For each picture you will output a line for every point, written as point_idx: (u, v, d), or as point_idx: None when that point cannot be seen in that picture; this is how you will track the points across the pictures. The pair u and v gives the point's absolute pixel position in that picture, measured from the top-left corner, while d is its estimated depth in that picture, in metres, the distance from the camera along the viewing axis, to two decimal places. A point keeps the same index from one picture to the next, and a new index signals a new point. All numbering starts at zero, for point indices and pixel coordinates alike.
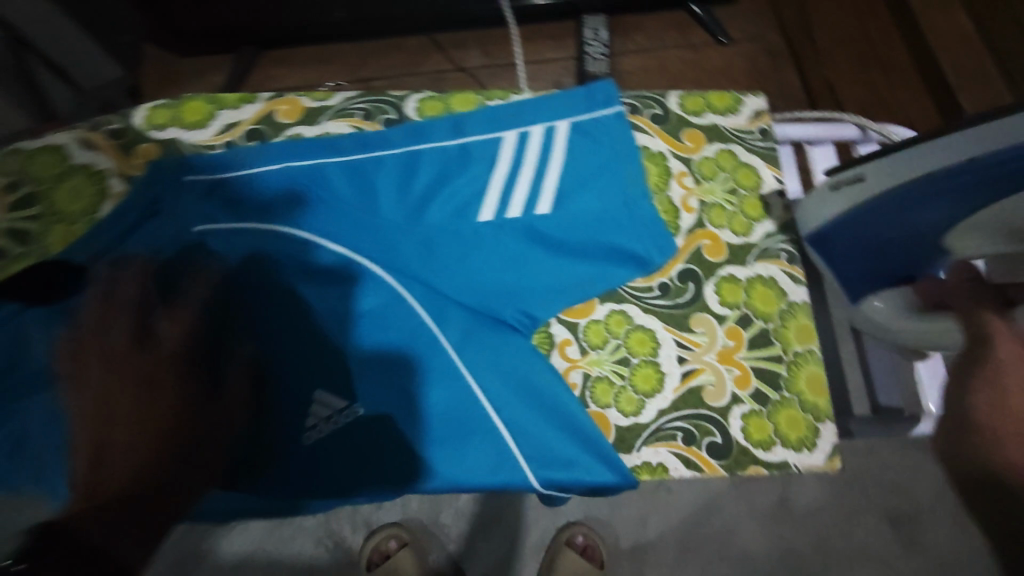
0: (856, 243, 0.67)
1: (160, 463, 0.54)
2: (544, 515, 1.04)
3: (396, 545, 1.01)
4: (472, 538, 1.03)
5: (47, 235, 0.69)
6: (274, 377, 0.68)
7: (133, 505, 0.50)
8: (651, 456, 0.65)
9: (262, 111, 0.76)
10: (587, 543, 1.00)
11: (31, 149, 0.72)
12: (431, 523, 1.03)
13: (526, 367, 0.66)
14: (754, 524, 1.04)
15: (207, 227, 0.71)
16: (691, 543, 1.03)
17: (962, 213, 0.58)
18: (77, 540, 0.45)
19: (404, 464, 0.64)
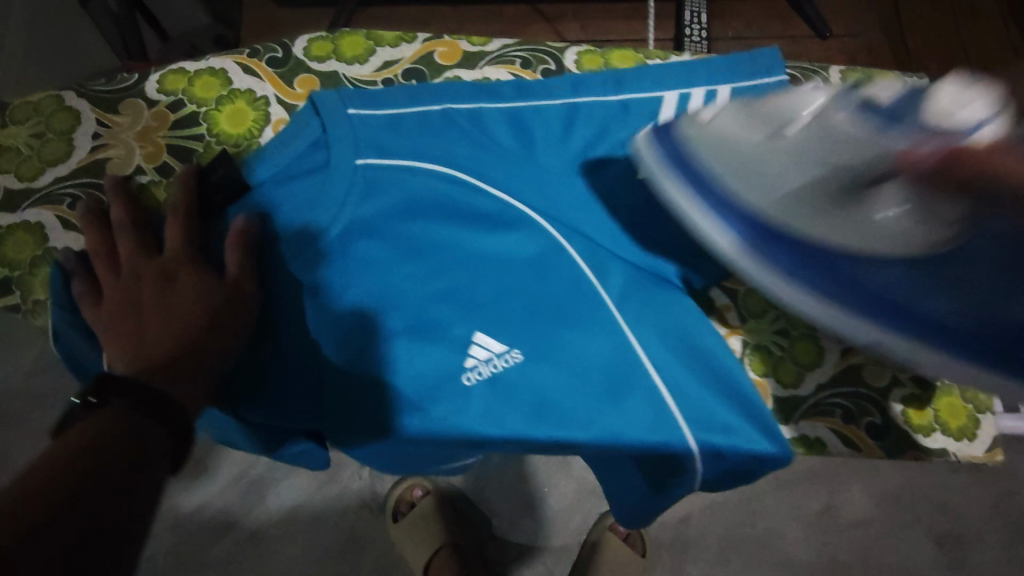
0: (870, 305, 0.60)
1: (184, 332, 0.56)
2: (587, 499, 1.07)
3: (422, 494, 1.07)
4: (517, 516, 1.06)
5: (208, 156, 0.69)
6: (402, 308, 0.65)
7: (168, 362, 0.54)
8: (810, 430, 0.66)
9: (421, 51, 0.75)
10: (631, 531, 1.03)
11: (194, 71, 0.72)
12: (477, 497, 1.07)
13: (690, 331, 0.66)
14: (796, 531, 1.06)
15: (370, 158, 0.67)
16: (734, 544, 1.05)
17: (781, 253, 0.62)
18: (131, 387, 0.50)
19: (563, 414, 0.63)
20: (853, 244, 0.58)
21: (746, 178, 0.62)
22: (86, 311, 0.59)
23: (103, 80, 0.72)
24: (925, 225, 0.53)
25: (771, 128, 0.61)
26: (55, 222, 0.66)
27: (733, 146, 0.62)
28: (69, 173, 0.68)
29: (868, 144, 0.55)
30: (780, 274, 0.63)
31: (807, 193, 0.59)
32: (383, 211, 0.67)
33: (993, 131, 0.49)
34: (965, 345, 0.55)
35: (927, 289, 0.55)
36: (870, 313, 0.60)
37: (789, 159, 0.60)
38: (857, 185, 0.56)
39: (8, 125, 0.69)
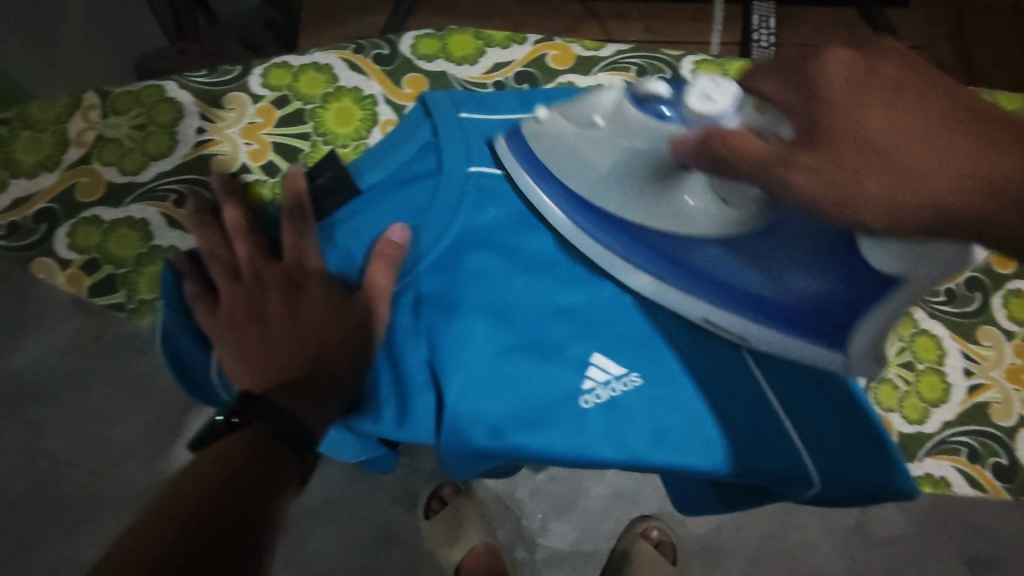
0: (700, 281, 0.59)
1: (314, 352, 0.56)
2: (619, 503, 0.93)
3: (452, 491, 0.92)
4: (548, 516, 0.91)
5: (315, 156, 0.68)
6: (517, 324, 0.62)
7: (299, 381, 0.54)
8: (935, 469, 0.65)
9: (533, 53, 0.73)
10: (664, 538, 0.90)
11: (299, 65, 0.69)
12: (505, 494, 0.93)
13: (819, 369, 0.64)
14: (830, 546, 0.91)
15: (483, 166, 0.64)
16: (766, 560, 0.91)
17: (597, 228, 0.61)
18: (269, 408, 0.51)
19: (686, 441, 0.61)
20: (673, 226, 0.58)
21: (570, 167, 0.59)
22: (201, 316, 0.59)
23: (203, 70, 0.69)
24: (734, 203, 0.54)
25: (577, 119, 0.55)
26: (161, 220, 0.65)
27: (554, 142, 0.58)
28: (173, 169, 0.66)
29: (653, 135, 0.52)
30: (618, 258, 0.61)
31: (618, 174, 0.57)
32: (497, 221, 0.64)
33: (736, 123, 0.45)
34: (788, 317, 0.57)
35: (742, 264, 0.57)
36: (712, 294, 0.59)
37: (597, 148, 0.56)
38: (664, 169, 0.54)
39: (109, 115, 0.67)
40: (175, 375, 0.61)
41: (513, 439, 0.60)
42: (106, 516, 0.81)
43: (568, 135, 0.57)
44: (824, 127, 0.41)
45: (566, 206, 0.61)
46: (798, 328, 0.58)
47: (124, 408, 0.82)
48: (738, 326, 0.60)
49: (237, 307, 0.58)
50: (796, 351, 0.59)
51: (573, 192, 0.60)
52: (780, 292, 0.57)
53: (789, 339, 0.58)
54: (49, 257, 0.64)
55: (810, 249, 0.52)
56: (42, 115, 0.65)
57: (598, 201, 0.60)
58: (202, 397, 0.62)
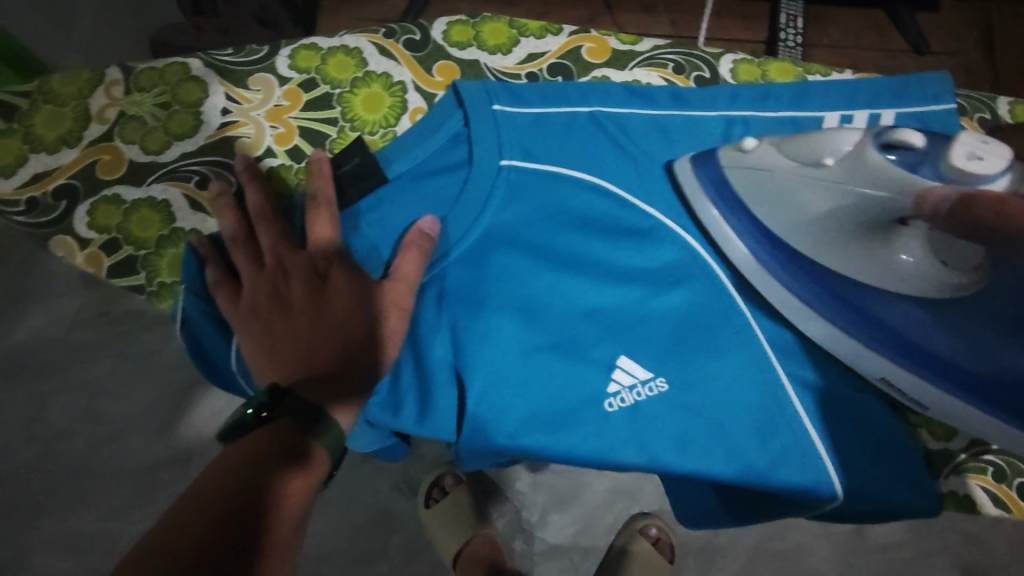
0: (911, 348, 0.59)
1: (339, 344, 0.55)
2: (619, 499, 0.92)
3: (454, 480, 0.92)
4: (548, 509, 0.91)
5: (342, 143, 0.66)
6: (542, 324, 0.60)
7: (324, 375, 0.53)
8: (960, 487, 0.63)
9: (568, 45, 0.71)
10: (661, 537, 0.89)
11: (328, 47, 0.68)
12: (507, 487, 0.92)
13: (846, 382, 0.63)
14: (828, 550, 0.90)
15: (514, 160, 0.61)
16: (763, 563, 0.90)
17: (802, 278, 0.61)
18: (299, 404, 0.49)
19: (710, 450, 0.60)
20: (875, 279, 0.59)
21: (775, 206, 0.60)
22: (222, 302, 0.58)
23: (230, 49, 0.68)
24: (947, 265, 0.55)
25: (803, 157, 0.57)
26: (183, 201, 0.63)
27: (762, 176, 0.60)
28: (197, 150, 0.64)
29: (895, 186, 0.53)
30: (801, 302, 0.62)
31: (828, 218, 0.58)
32: (529, 218, 0.62)
33: (1002, 188, 0.49)
34: (983, 391, 0.56)
35: (938, 328, 0.57)
36: (891, 350, 0.59)
37: (812, 189, 0.58)
38: (883, 222, 0.56)
39: (132, 92, 0.65)
40: (194, 360, 0.60)
41: (536, 440, 0.59)
42: (105, 491, 0.79)
43: (786, 173, 0.58)
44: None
45: (751, 245, 0.62)
46: (982, 398, 0.56)
47: (131, 383, 0.81)
48: (922, 389, 0.59)
49: (260, 294, 0.57)
50: (966, 417, 0.58)
51: (763, 230, 0.62)
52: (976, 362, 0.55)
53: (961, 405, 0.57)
54: (68, 235, 0.62)
55: (998, 325, 0.53)
56: (66, 89, 0.64)
57: (797, 244, 0.61)
58: (221, 382, 0.61)
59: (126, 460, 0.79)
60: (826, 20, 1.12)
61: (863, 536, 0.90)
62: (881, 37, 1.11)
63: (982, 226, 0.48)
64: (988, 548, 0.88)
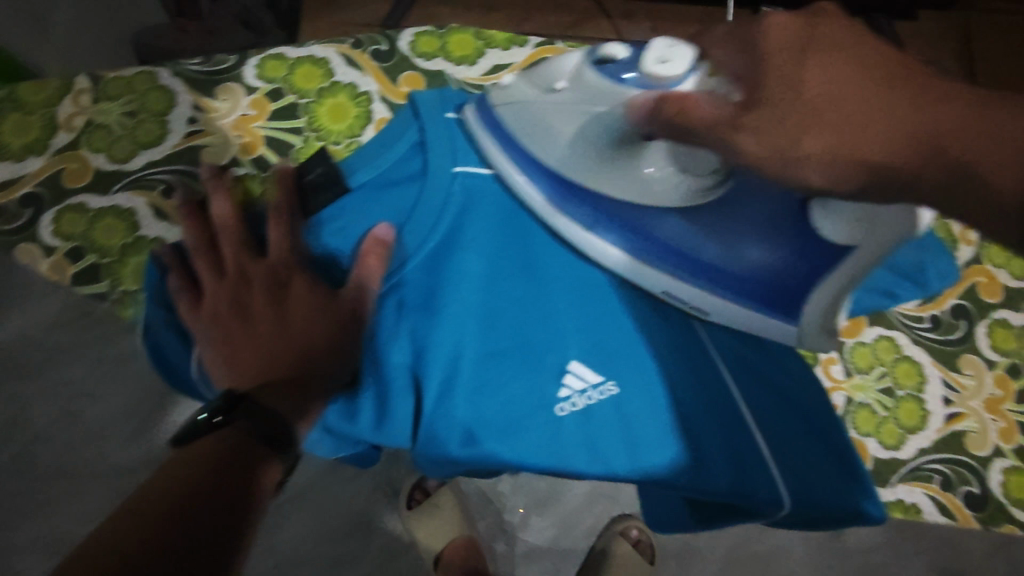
0: (674, 256, 0.62)
1: (298, 353, 0.56)
2: (601, 500, 0.93)
3: (436, 482, 0.92)
4: (528, 511, 0.92)
5: (307, 152, 0.67)
6: (486, 323, 0.62)
7: (283, 382, 0.54)
8: (907, 495, 0.65)
9: (534, 57, 0.72)
10: (643, 539, 0.91)
11: (295, 58, 0.69)
12: (488, 490, 0.94)
13: (801, 393, 0.65)
14: (803, 551, 0.91)
15: (467, 167, 0.64)
16: (739, 565, 0.91)
17: (568, 199, 0.62)
18: (256, 408, 0.51)
19: (662, 454, 0.61)
20: (636, 196, 0.60)
21: (533, 134, 0.60)
22: (183, 310, 0.58)
23: (198, 58, 0.69)
24: (692, 174, 0.58)
25: (542, 83, 0.57)
26: (148, 210, 0.64)
27: (518, 107, 0.59)
28: (163, 159, 0.65)
29: (610, 99, 0.53)
30: (582, 228, 0.63)
31: (580, 138, 0.58)
32: (484, 224, 0.64)
33: (690, 88, 0.49)
34: (742, 287, 0.61)
35: (699, 233, 0.61)
36: (659, 260, 0.62)
37: (557, 113, 0.57)
38: (623, 139, 0.56)
39: (99, 101, 0.66)
40: (156, 368, 0.60)
41: (486, 445, 0.60)
42: (84, 491, 0.80)
43: (530, 101, 0.58)
44: (764, 87, 0.45)
45: (528, 176, 0.62)
46: (752, 297, 0.62)
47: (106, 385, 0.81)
48: (699, 300, 0.63)
49: (219, 302, 0.57)
50: (761, 327, 0.64)
51: (526, 157, 0.61)
52: (737, 261, 0.60)
53: (742, 309, 0.63)
54: (32, 243, 0.63)
55: (771, 220, 0.57)
56: (33, 97, 0.65)
57: (566, 172, 0.61)
58: (183, 390, 0.61)
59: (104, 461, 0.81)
60: None
61: (839, 538, 0.91)
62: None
63: (691, 133, 0.49)
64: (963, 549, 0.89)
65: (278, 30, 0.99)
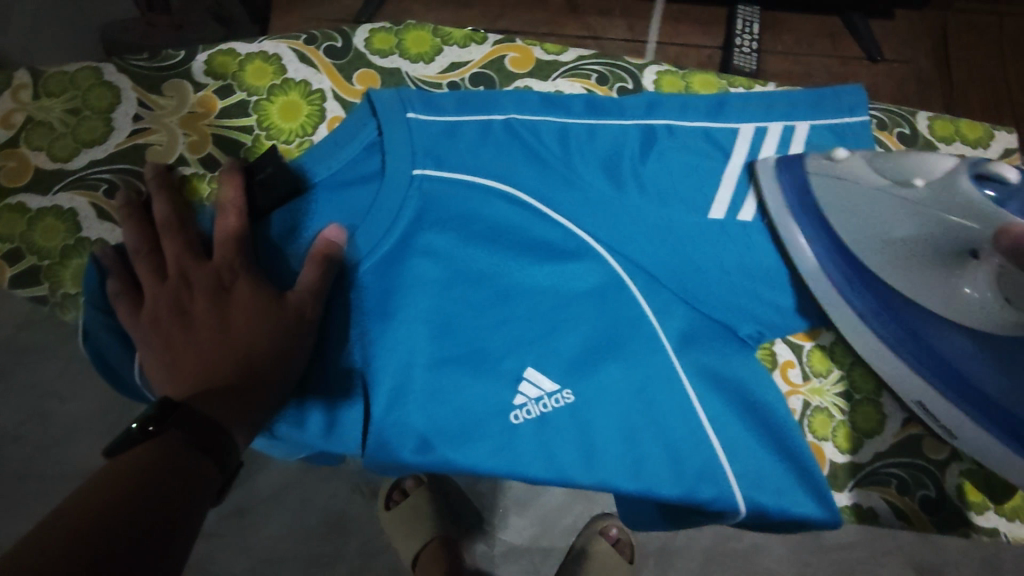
0: (946, 373, 0.59)
1: (238, 360, 0.54)
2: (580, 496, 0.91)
3: (414, 482, 0.91)
4: (507, 510, 0.90)
5: (257, 151, 0.65)
6: (449, 333, 0.61)
7: (221, 388, 0.52)
8: (864, 500, 0.65)
9: (492, 54, 0.71)
10: (622, 537, 0.89)
11: (245, 54, 0.67)
12: (469, 488, 0.91)
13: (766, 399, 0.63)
14: (782, 549, 0.91)
15: (427, 170, 0.62)
16: (718, 563, 0.90)
17: (883, 307, 0.61)
18: (190, 415, 0.49)
19: (617, 461, 0.61)
20: (933, 303, 0.56)
21: (846, 215, 0.60)
22: (124, 315, 0.57)
23: (145, 54, 0.67)
24: (1019, 309, 0.50)
25: (895, 175, 0.56)
26: (89, 210, 0.62)
27: (848, 185, 0.59)
28: (106, 157, 0.63)
29: (984, 219, 0.49)
30: (855, 314, 0.63)
31: (909, 244, 0.55)
32: (444, 229, 0.62)
33: None
34: (1010, 427, 0.55)
35: (994, 366, 0.54)
36: (938, 377, 0.60)
37: (901, 213, 0.55)
38: (955, 250, 0.52)
39: (40, 97, 0.64)
40: (102, 375, 0.59)
41: (438, 454, 0.59)
42: (53, 493, 0.78)
43: (868, 186, 0.58)
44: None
45: (821, 251, 0.63)
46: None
47: (80, 385, 0.80)
48: (960, 421, 0.59)
49: (162, 306, 0.56)
50: (994, 455, 0.58)
51: (836, 238, 0.62)
52: (1014, 401, 0.54)
53: (996, 442, 0.57)
54: None
55: None
56: None
57: (858, 251, 0.60)
58: (129, 395, 0.60)
59: (75, 462, 0.79)
60: (781, 27, 1.11)
61: (818, 536, 0.90)
62: (835, 45, 1.10)
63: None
64: (940, 546, 0.89)
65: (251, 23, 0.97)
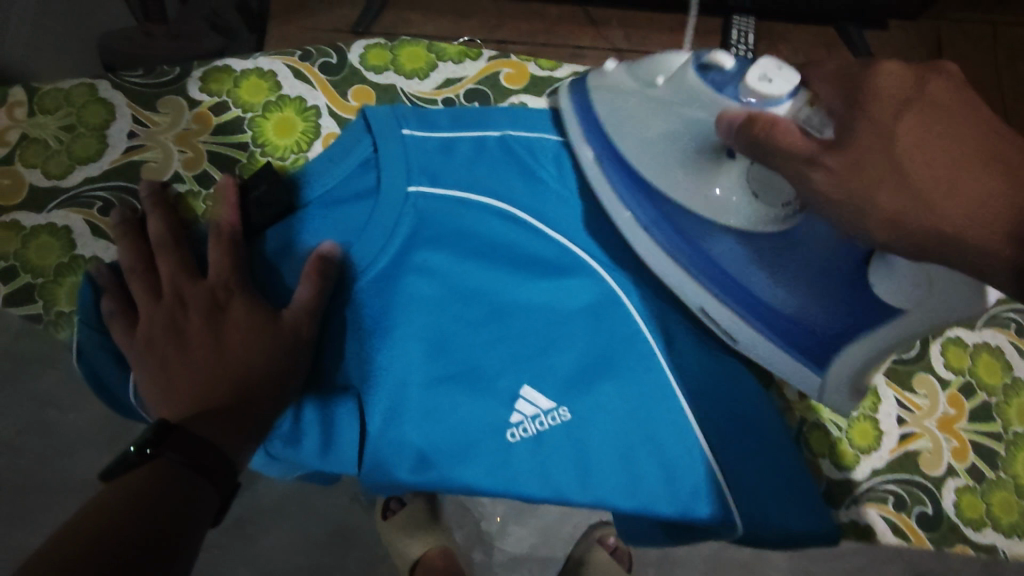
0: (722, 277, 0.60)
1: (231, 380, 0.54)
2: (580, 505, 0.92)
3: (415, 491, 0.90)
4: (508, 519, 0.90)
5: (252, 168, 0.65)
6: (434, 346, 0.61)
7: (215, 410, 0.52)
8: (860, 516, 0.64)
9: (486, 70, 0.72)
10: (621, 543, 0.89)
11: (241, 70, 0.67)
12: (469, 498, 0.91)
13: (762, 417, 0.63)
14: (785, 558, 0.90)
15: (422, 187, 0.62)
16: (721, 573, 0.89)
17: (662, 217, 0.61)
18: (186, 437, 0.49)
19: (617, 480, 0.60)
20: (696, 209, 0.58)
21: (618, 122, 0.59)
22: (118, 334, 0.56)
23: (141, 70, 0.67)
24: (765, 201, 0.55)
25: (639, 73, 0.56)
26: (84, 227, 0.62)
27: (614, 95, 0.58)
28: (101, 175, 0.63)
29: (709, 107, 0.51)
30: (638, 226, 0.62)
31: (661, 144, 0.57)
32: (438, 246, 0.62)
33: (784, 111, 0.47)
34: (785, 326, 0.60)
35: (753, 261, 0.59)
36: (717, 287, 0.61)
37: (651, 109, 0.56)
38: (711, 147, 0.55)
39: (35, 114, 0.64)
40: (94, 392, 0.58)
41: (436, 472, 0.59)
42: (53, 505, 0.78)
43: (628, 92, 0.57)
44: (854, 131, 0.45)
45: (602, 161, 0.63)
46: (791, 340, 0.60)
47: (81, 396, 0.80)
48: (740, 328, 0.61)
49: (156, 325, 0.55)
50: (781, 362, 0.62)
51: (613, 149, 0.61)
52: (801, 310, 0.58)
53: (769, 344, 0.61)
54: None
55: (830, 272, 0.55)
56: None
57: (632, 161, 0.60)
58: (124, 412, 0.59)
59: (75, 474, 0.78)
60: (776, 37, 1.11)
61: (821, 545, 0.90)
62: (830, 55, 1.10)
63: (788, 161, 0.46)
64: None
65: (251, 33, 0.98)
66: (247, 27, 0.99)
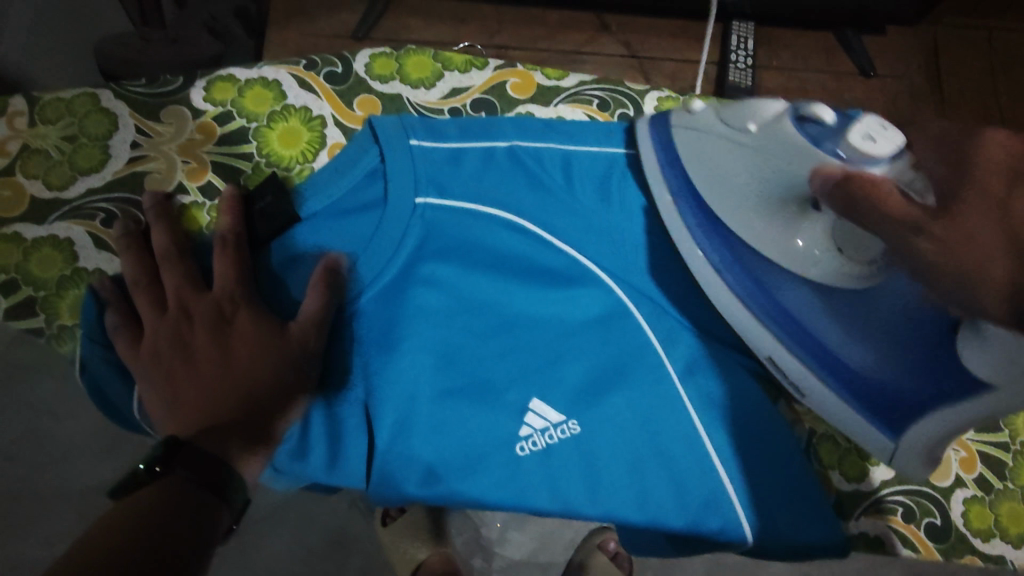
0: (796, 326, 0.60)
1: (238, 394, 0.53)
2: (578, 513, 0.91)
3: None
4: (509, 526, 0.89)
5: (256, 179, 0.64)
6: (443, 359, 0.60)
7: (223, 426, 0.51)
8: (870, 528, 0.64)
9: (492, 79, 0.71)
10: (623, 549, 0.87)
11: (245, 79, 0.67)
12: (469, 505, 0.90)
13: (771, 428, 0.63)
14: None
15: (430, 198, 0.61)
16: None
17: (739, 260, 0.61)
18: (195, 453, 0.48)
19: (625, 493, 0.60)
20: (776, 258, 0.59)
21: (700, 164, 0.60)
22: (122, 348, 0.56)
23: (144, 79, 0.66)
24: (851, 257, 0.55)
25: (730, 118, 0.56)
26: (87, 239, 0.61)
27: (700, 134, 0.59)
28: (104, 186, 0.63)
29: (803, 157, 0.51)
30: (712, 268, 0.62)
31: (748, 195, 0.58)
32: (447, 259, 0.62)
33: (883, 173, 0.47)
34: (865, 388, 0.58)
35: (823, 310, 0.59)
36: (789, 337, 0.60)
37: (737, 153, 0.57)
38: (797, 200, 0.55)
39: (37, 124, 0.63)
40: (96, 405, 0.57)
41: (444, 485, 0.58)
42: (49, 516, 0.77)
43: (715, 134, 0.57)
44: (962, 198, 0.43)
45: (681, 203, 0.63)
46: (864, 400, 0.59)
47: (79, 405, 0.78)
48: (810, 380, 0.61)
49: (160, 339, 0.55)
50: (848, 419, 0.61)
51: (694, 192, 0.62)
52: (878, 371, 0.57)
53: (838, 400, 0.60)
54: None
55: (923, 344, 0.52)
56: None
57: (713, 204, 0.61)
58: (126, 426, 0.59)
59: (70, 484, 0.77)
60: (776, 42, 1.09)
61: None
62: (829, 59, 1.08)
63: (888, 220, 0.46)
64: None
65: (248, 37, 0.97)
66: (245, 32, 0.97)
